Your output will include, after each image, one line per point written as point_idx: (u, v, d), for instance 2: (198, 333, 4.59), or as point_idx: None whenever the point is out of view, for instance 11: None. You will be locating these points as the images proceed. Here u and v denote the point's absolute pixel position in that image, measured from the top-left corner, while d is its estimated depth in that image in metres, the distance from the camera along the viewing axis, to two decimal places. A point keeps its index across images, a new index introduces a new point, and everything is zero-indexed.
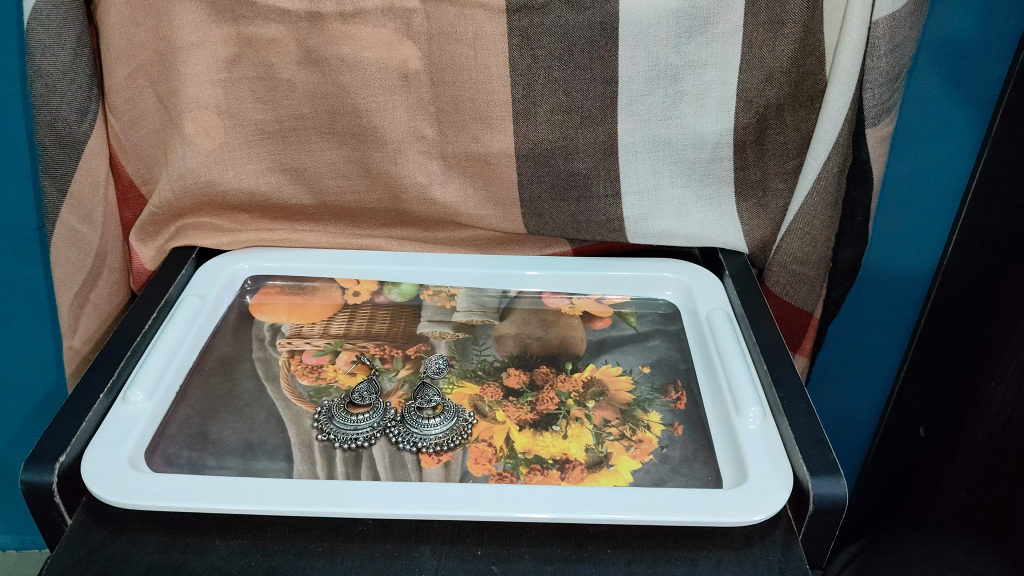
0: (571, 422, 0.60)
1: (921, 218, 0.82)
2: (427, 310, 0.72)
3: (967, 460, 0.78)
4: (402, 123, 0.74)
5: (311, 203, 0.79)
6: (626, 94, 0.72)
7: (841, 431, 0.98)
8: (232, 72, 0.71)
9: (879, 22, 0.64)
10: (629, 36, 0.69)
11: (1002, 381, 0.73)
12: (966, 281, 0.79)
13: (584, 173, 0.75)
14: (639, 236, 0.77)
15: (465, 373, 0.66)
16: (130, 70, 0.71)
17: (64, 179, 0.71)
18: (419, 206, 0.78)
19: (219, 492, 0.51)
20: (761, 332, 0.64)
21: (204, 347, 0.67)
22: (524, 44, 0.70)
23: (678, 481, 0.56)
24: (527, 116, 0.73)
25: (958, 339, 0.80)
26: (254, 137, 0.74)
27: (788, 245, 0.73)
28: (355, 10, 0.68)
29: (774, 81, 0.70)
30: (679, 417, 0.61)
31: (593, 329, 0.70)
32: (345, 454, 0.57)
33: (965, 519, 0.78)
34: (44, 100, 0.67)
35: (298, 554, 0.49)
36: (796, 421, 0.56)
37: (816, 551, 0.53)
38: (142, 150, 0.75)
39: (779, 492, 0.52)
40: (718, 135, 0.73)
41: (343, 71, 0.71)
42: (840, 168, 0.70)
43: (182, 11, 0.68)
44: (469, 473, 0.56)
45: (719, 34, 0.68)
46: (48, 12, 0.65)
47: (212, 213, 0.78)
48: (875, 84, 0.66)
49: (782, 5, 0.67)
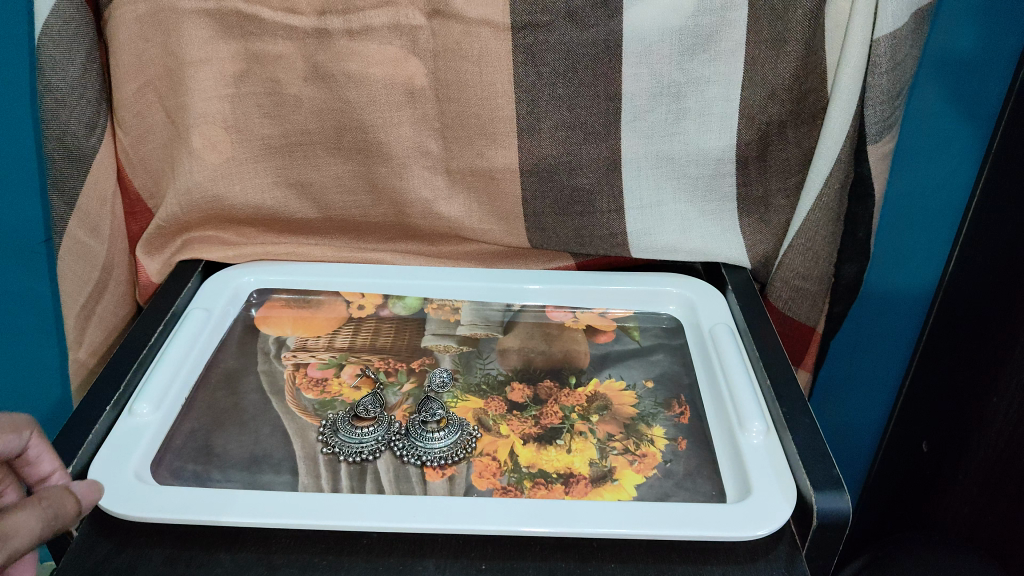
0: (575, 436, 0.61)
1: (922, 234, 0.83)
2: (431, 324, 0.73)
3: (970, 476, 0.77)
4: (408, 138, 0.74)
5: (316, 217, 0.80)
6: (628, 111, 0.72)
7: (843, 442, 0.99)
8: (239, 87, 0.72)
9: (880, 40, 0.64)
10: (632, 54, 0.70)
11: (1004, 397, 0.72)
12: (969, 298, 0.78)
13: (588, 189, 0.75)
14: (641, 251, 0.77)
15: (470, 387, 0.66)
16: (138, 84, 0.72)
17: (72, 193, 0.71)
18: (424, 220, 0.79)
19: (224, 506, 0.51)
20: (764, 346, 0.65)
21: (210, 359, 0.67)
22: (528, 61, 0.71)
23: (682, 495, 0.56)
24: (531, 132, 0.73)
25: (960, 354, 0.80)
26: (261, 152, 0.75)
27: (790, 261, 0.74)
28: (361, 26, 0.69)
29: (777, 98, 0.70)
30: (683, 431, 0.61)
31: (596, 343, 0.71)
32: (350, 467, 0.58)
33: (970, 535, 0.78)
34: (54, 114, 0.68)
35: (302, 568, 0.49)
36: (799, 436, 0.56)
37: (820, 566, 0.53)
38: (150, 164, 0.76)
39: (783, 506, 0.52)
40: (721, 151, 0.73)
41: (350, 88, 0.72)
42: (843, 185, 0.70)
43: (192, 28, 0.69)
44: (473, 487, 0.56)
45: (722, 52, 0.69)
46: (59, 28, 0.66)
47: (219, 226, 0.79)
48: (876, 102, 0.67)
49: (785, 23, 0.67)
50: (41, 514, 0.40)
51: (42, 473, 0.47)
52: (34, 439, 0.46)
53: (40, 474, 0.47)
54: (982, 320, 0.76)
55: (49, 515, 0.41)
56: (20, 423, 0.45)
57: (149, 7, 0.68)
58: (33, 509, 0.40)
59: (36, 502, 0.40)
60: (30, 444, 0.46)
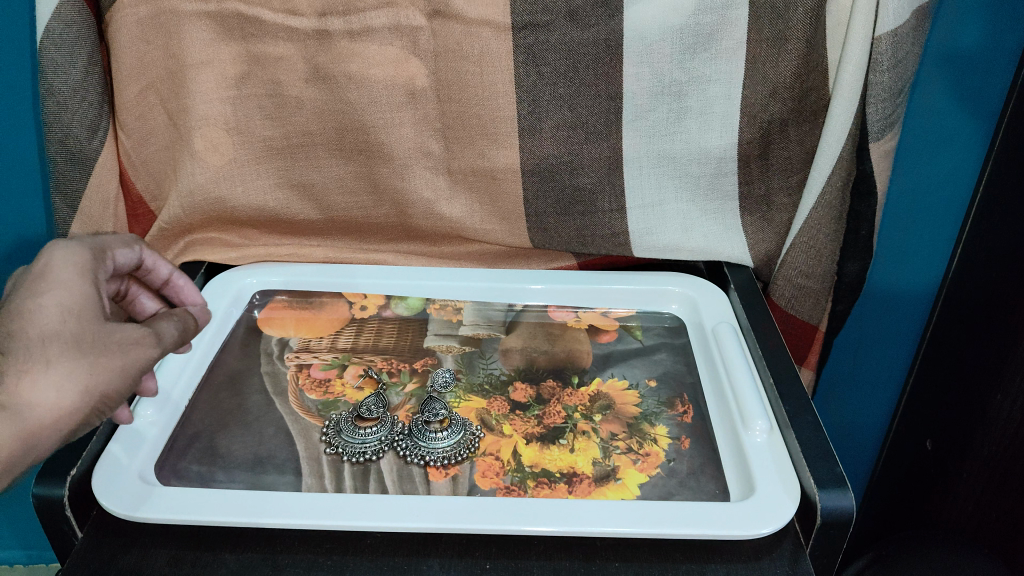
0: (578, 435, 0.61)
1: (927, 230, 0.83)
2: (433, 324, 0.73)
3: (975, 473, 0.77)
4: (409, 139, 0.74)
5: (318, 219, 0.80)
6: (630, 109, 0.72)
7: (848, 442, 0.99)
8: (241, 90, 0.72)
9: (882, 38, 0.64)
10: (634, 52, 0.70)
11: (1008, 395, 0.72)
12: (972, 294, 0.78)
13: (590, 188, 0.75)
14: (643, 250, 0.77)
15: (472, 387, 0.66)
16: (140, 87, 0.72)
17: (75, 196, 0.72)
18: (426, 220, 0.79)
19: (228, 506, 0.51)
20: (768, 346, 0.65)
21: (214, 360, 0.67)
22: (529, 61, 0.71)
23: (686, 494, 0.56)
24: (532, 132, 0.73)
25: (963, 350, 0.79)
26: (262, 153, 0.75)
27: (792, 259, 0.74)
28: (363, 27, 0.69)
29: (778, 97, 0.70)
30: (686, 430, 0.61)
31: (598, 342, 0.71)
32: (353, 467, 0.58)
33: (975, 532, 0.77)
34: (55, 117, 0.69)
35: (307, 568, 0.49)
36: (803, 433, 0.56)
37: (825, 565, 0.53)
38: (152, 166, 0.76)
39: (787, 504, 0.52)
40: (723, 149, 0.73)
41: (351, 89, 0.72)
42: (844, 183, 0.70)
43: (193, 30, 0.69)
44: (477, 486, 0.56)
45: (722, 51, 0.69)
46: (60, 31, 0.66)
47: (221, 228, 0.79)
48: (877, 100, 0.67)
49: (786, 21, 0.67)
50: (175, 323, 0.51)
51: (162, 276, 0.61)
52: (146, 251, 0.59)
53: (162, 277, 0.61)
54: (986, 316, 0.75)
55: (181, 326, 0.52)
56: (131, 241, 0.57)
57: (150, 10, 0.68)
58: (169, 319, 0.51)
59: (168, 316, 0.52)
60: (144, 256, 0.58)
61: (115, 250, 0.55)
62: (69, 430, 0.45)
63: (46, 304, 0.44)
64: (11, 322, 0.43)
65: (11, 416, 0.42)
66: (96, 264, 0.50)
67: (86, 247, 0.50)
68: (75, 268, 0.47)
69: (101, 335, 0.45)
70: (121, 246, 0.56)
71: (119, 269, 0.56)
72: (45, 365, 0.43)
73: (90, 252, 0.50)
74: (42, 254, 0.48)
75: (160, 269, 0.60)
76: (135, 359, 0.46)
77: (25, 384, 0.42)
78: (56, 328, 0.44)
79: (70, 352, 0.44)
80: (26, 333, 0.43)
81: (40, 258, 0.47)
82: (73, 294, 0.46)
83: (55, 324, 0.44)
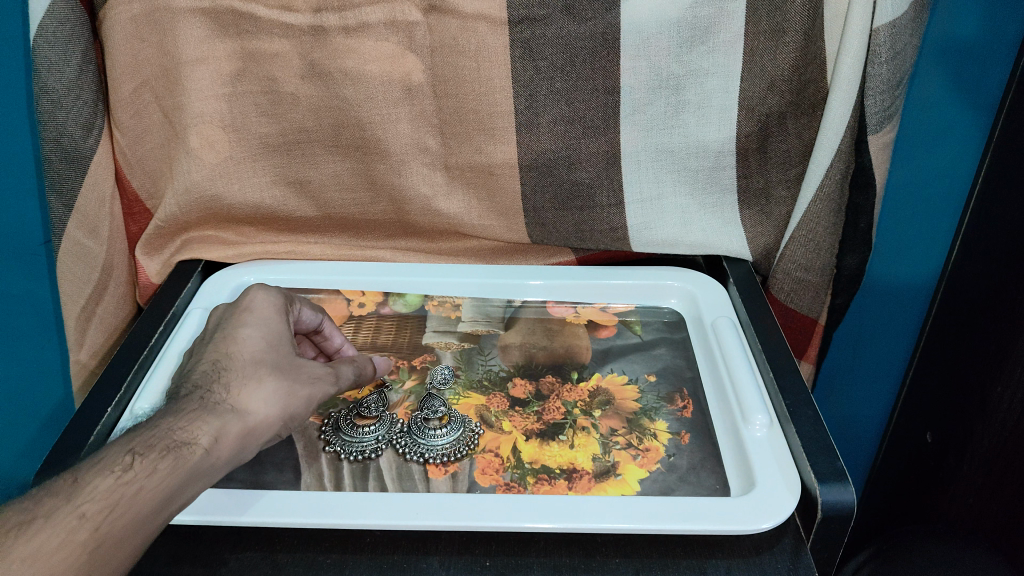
0: (577, 431, 0.60)
1: (924, 223, 0.83)
2: (432, 321, 0.73)
3: (975, 466, 0.77)
4: (406, 135, 0.74)
5: (316, 215, 0.79)
6: (627, 103, 0.72)
7: (848, 436, 1.00)
8: (236, 86, 0.72)
9: (879, 30, 0.64)
10: (630, 46, 0.70)
11: (1008, 387, 0.72)
12: (971, 288, 0.78)
13: (588, 183, 0.75)
14: (642, 245, 0.77)
15: (471, 384, 0.66)
16: (135, 85, 0.71)
17: (70, 195, 0.71)
18: (424, 217, 0.79)
19: (225, 505, 0.51)
20: (768, 339, 0.64)
21: None
22: (526, 55, 0.70)
23: (686, 489, 0.55)
24: (529, 126, 0.73)
25: (963, 343, 0.79)
26: (260, 151, 0.75)
27: (791, 252, 0.73)
28: (358, 23, 0.69)
29: (776, 89, 0.70)
30: (686, 425, 0.61)
31: (598, 338, 0.71)
32: (351, 466, 0.58)
33: (975, 525, 0.77)
34: (50, 116, 0.68)
35: (307, 566, 0.49)
36: (802, 428, 0.56)
37: (826, 559, 0.53)
38: (148, 164, 0.75)
39: (785, 499, 0.51)
40: (720, 144, 0.73)
41: (347, 84, 0.71)
42: (843, 176, 0.70)
43: (186, 27, 0.69)
44: (476, 483, 0.56)
45: (720, 44, 0.69)
46: (54, 28, 0.65)
47: (217, 227, 0.79)
48: (875, 91, 0.66)
49: (783, 14, 0.67)
50: (354, 367, 0.60)
51: (334, 346, 0.66)
52: (326, 320, 0.65)
53: (333, 346, 0.66)
54: (985, 308, 0.75)
55: (357, 370, 0.60)
56: (318, 309, 0.64)
57: (144, 7, 0.68)
58: (349, 362, 0.60)
59: (349, 359, 0.60)
60: (323, 323, 0.64)
61: (302, 307, 0.62)
62: (266, 443, 0.52)
63: (253, 335, 0.54)
64: (227, 345, 0.53)
65: (234, 415, 0.49)
66: (287, 308, 0.59)
67: (281, 294, 0.59)
68: (273, 310, 0.57)
69: (294, 365, 0.54)
70: (308, 308, 0.63)
71: (299, 326, 0.63)
72: (259, 382, 0.51)
73: (284, 297, 0.59)
74: (247, 294, 0.58)
75: (334, 337, 0.66)
76: (319, 389, 0.55)
77: (245, 395, 0.50)
78: (261, 354, 0.53)
79: (270, 372, 0.52)
80: (238, 356, 0.52)
81: (245, 296, 0.58)
82: (270, 329, 0.55)
83: (259, 352, 0.53)
